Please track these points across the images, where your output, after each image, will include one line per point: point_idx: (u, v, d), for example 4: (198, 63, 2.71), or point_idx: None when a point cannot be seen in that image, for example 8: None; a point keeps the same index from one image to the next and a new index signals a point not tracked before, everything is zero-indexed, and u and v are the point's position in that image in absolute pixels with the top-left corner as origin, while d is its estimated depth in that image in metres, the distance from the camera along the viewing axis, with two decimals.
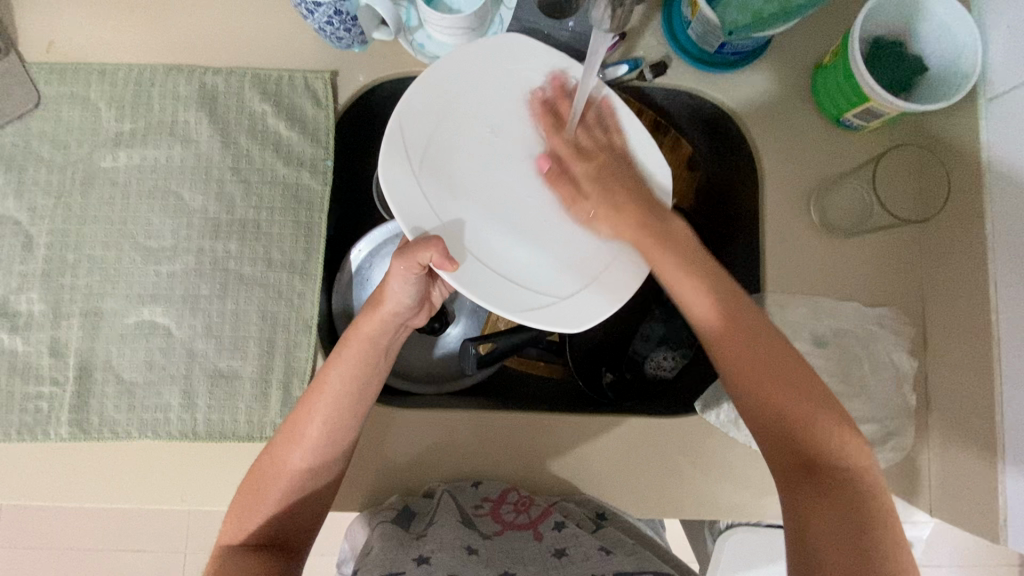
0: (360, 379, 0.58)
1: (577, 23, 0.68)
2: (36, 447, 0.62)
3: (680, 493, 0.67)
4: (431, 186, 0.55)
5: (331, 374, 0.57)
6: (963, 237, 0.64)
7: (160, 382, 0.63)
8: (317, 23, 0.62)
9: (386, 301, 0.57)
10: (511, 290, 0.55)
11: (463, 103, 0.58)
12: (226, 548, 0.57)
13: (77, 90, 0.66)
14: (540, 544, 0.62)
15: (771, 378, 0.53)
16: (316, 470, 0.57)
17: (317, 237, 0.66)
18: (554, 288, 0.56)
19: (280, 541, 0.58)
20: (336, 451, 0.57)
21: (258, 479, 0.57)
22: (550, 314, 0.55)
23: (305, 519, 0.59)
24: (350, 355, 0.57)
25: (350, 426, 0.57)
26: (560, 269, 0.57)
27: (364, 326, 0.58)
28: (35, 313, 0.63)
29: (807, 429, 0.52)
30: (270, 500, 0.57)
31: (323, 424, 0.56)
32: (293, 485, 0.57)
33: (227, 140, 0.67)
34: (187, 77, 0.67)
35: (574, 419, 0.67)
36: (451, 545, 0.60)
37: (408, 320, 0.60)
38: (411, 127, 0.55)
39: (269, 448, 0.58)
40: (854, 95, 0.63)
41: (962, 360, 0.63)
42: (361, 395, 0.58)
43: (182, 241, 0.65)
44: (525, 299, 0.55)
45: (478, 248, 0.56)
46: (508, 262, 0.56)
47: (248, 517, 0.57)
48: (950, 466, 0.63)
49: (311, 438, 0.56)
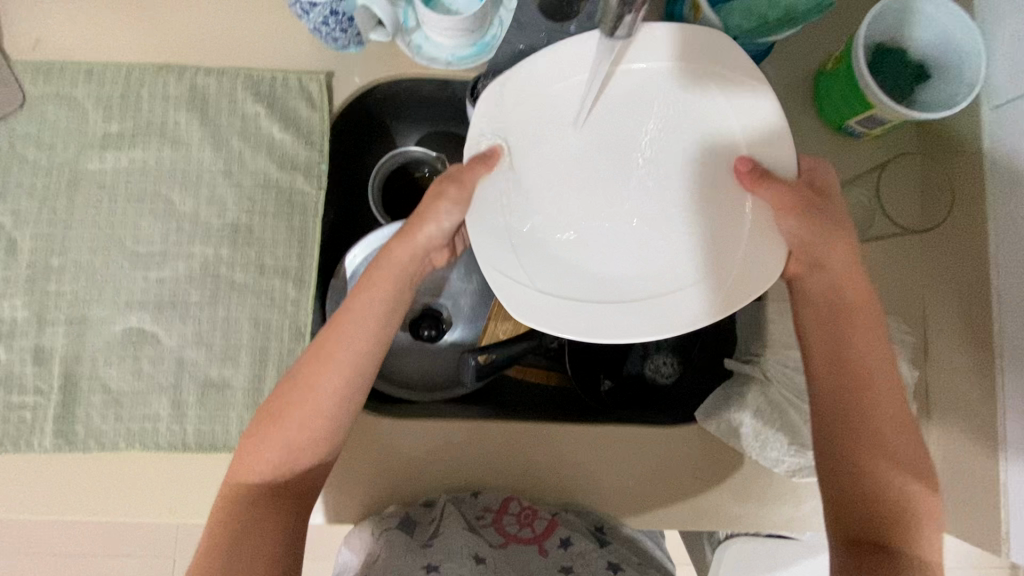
0: (393, 301, 0.57)
1: (579, 27, 0.62)
2: (20, 459, 0.60)
3: (682, 504, 0.66)
4: (514, 216, 0.55)
5: (363, 296, 0.56)
6: (966, 245, 0.63)
7: (148, 392, 0.61)
8: (312, 23, 0.60)
9: (421, 228, 0.57)
10: (594, 309, 0.53)
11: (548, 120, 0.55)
12: (234, 492, 0.54)
13: (63, 90, 0.64)
14: (545, 558, 0.64)
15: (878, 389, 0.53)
16: (336, 414, 0.55)
17: (311, 242, 0.65)
18: (630, 301, 0.54)
19: (291, 487, 0.55)
20: (363, 379, 0.56)
21: (276, 408, 0.55)
22: (639, 326, 0.52)
23: (314, 467, 0.56)
24: (382, 280, 0.57)
25: (377, 355, 0.57)
26: (650, 276, 0.54)
27: (397, 249, 0.57)
28: (18, 320, 0.61)
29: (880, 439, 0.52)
30: (292, 436, 0.54)
31: (358, 351, 0.55)
32: (318, 420, 0.55)
33: (219, 142, 0.65)
34: (177, 77, 0.65)
35: (574, 429, 0.66)
36: (459, 554, 0.61)
37: (433, 253, 0.61)
38: (495, 149, 0.54)
39: (292, 373, 0.56)
40: (858, 102, 0.62)
41: (966, 371, 0.62)
42: (391, 319, 0.57)
43: (172, 247, 0.63)
44: (613, 316, 0.53)
45: (560, 266, 0.55)
46: (598, 277, 0.55)
47: (265, 452, 0.54)
48: (953, 476, 0.63)
49: (345, 365, 0.55)
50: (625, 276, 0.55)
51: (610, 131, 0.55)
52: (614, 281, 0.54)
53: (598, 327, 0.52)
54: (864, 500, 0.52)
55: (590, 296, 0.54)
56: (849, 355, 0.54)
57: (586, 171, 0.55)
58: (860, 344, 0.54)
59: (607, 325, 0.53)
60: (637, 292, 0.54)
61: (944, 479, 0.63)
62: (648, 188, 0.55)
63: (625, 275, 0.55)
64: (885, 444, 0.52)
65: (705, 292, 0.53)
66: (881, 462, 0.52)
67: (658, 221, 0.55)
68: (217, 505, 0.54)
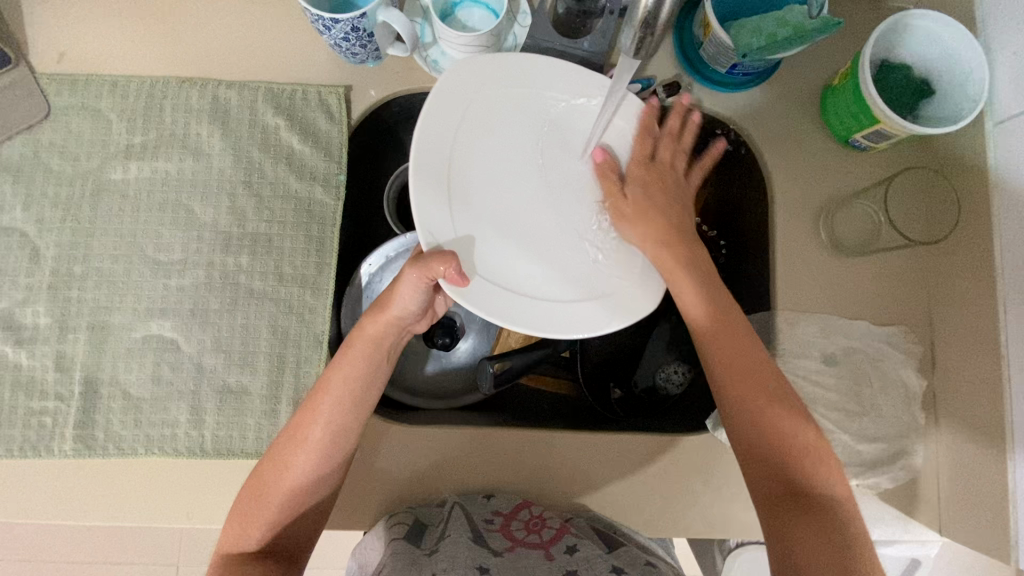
0: (365, 378, 0.58)
1: (593, 44, 0.64)
2: (39, 464, 0.61)
3: (693, 513, 0.66)
4: (458, 197, 0.54)
5: (333, 378, 0.57)
6: (971, 256, 0.64)
7: (168, 398, 0.62)
8: (333, 39, 0.62)
9: (393, 305, 0.56)
10: (537, 308, 0.53)
11: (499, 120, 0.57)
12: (227, 559, 0.55)
13: (88, 102, 0.66)
14: (551, 564, 0.58)
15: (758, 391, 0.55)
16: (316, 480, 0.56)
17: (329, 251, 0.66)
18: (552, 298, 0.54)
19: (281, 552, 0.57)
20: (338, 452, 0.57)
21: (257, 485, 0.56)
22: (580, 326, 0.54)
23: (303, 528, 0.58)
24: (355, 355, 0.58)
25: (352, 430, 0.57)
26: (582, 279, 0.56)
27: (369, 331, 0.58)
28: (41, 326, 0.62)
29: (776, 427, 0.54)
30: (273, 505, 0.56)
31: (327, 425, 0.56)
32: (299, 492, 0.56)
33: (239, 154, 0.66)
34: (200, 89, 0.67)
35: (587, 437, 0.67)
36: (464, 564, 0.56)
37: (410, 326, 0.60)
38: (432, 148, 0.53)
39: (271, 453, 0.57)
40: (864, 116, 0.64)
41: (971, 380, 0.63)
42: (362, 399, 0.58)
43: (192, 255, 0.64)
44: (556, 316, 0.54)
45: (503, 270, 0.54)
46: (535, 281, 0.55)
47: (252, 523, 0.56)
48: (960, 484, 0.63)
49: (316, 440, 0.56)
50: (549, 273, 0.55)
51: (550, 147, 0.58)
52: (539, 276, 0.55)
53: (544, 324, 0.53)
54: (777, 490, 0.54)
55: (532, 296, 0.54)
56: (728, 361, 0.56)
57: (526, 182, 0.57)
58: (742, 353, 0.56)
59: (552, 323, 0.53)
60: (559, 291, 0.55)
61: (952, 487, 0.64)
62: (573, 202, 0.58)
63: (549, 273, 0.55)
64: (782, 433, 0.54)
65: (629, 294, 0.56)
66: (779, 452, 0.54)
67: (580, 228, 0.58)
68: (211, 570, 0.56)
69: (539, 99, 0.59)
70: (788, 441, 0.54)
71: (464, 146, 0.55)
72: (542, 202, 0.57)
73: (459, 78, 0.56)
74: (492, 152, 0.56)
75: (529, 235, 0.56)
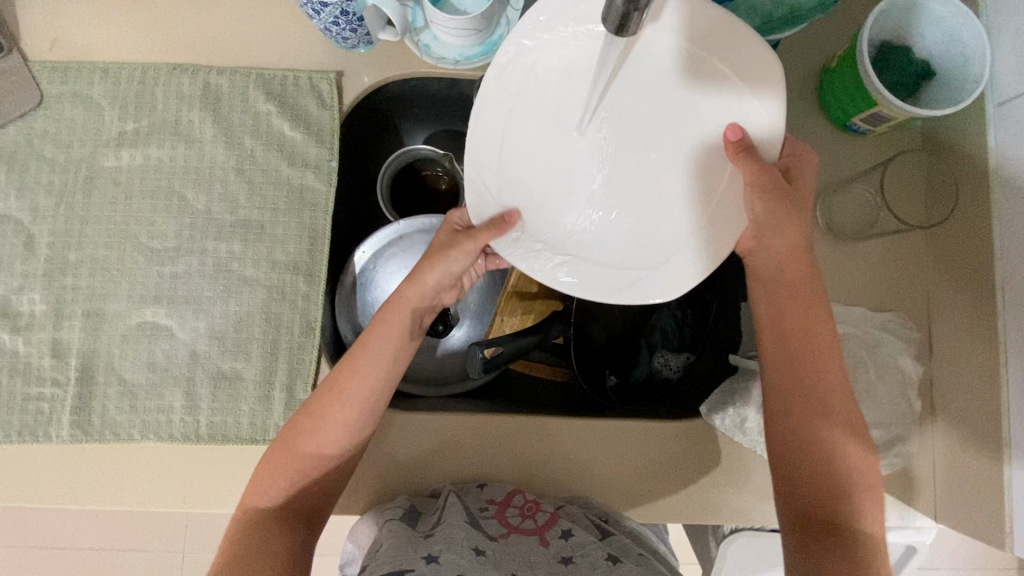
0: (396, 345, 0.58)
1: None
2: (37, 449, 0.62)
3: (686, 500, 0.66)
4: (511, 168, 0.54)
5: (371, 340, 0.58)
6: (973, 240, 0.63)
7: (163, 383, 0.62)
8: (322, 23, 0.61)
9: (431, 272, 0.58)
10: (595, 271, 0.53)
11: (568, 63, 0.53)
12: (252, 514, 0.56)
13: (80, 89, 0.66)
14: (546, 549, 0.61)
15: (812, 392, 0.55)
16: (345, 438, 0.57)
17: (321, 238, 0.66)
18: (621, 267, 0.54)
19: (299, 510, 0.57)
20: (370, 417, 0.58)
21: (291, 439, 0.57)
22: (640, 287, 0.53)
23: (327, 486, 0.58)
24: (390, 320, 0.58)
25: (388, 386, 0.58)
26: (651, 240, 0.54)
27: (408, 293, 0.58)
28: (36, 313, 0.63)
29: (827, 453, 0.54)
30: (300, 462, 0.56)
31: (363, 384, 0.57)
32: (324, 450, 0.56)
33: (232, 140, 0.66)
34: (191, 76, 0.66)
35: (578, 423, 0.67)
36: (460, 545, 0.58)
37: (443, 294, 0.61)
38: (493, 115, 0.53)
39: (304, 410, 0.58)
40: (861, 98, 0.62)
41: (971, 366, 0.62)
42: (399, 358, 0.59)
43: (185, 242, 0.64)
44: (612, 278, 0.53)
45: (561, 233, 0.54)
46: (597, 243, 0.54)
47: (276, 481, 0.56)
48: (956, 472, 0.63)
49: (353, 400, 0.57)
50: (618, 237, 0.54)
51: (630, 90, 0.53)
52: (598, 237, 0.54)
53: (601, 284, 0.53)
54: (792, 472, 0.55)
55: (591, 258, 0.54)
56: (793, 341, 0.56)
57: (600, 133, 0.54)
58: (811, 337, 0.55)
59: (610, 284, 0.53)
60: (630, 259, 0.54)
61: (948, 473, 0.63)
62: (636, 151, 0.54)
63: (610, 231, 0.54)
64: (819, 436, 0.54)
65: (698, 255, 0.53)
66: (826, 479, 0.54)
67: (649, 185, 0.54)
68: (229, 527, 0.56)
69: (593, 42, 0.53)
70: (834, 449, 0.54)
71: (527, 105, 0.54)
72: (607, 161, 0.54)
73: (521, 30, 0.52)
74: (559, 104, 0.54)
75: (591, 189, 0.54)
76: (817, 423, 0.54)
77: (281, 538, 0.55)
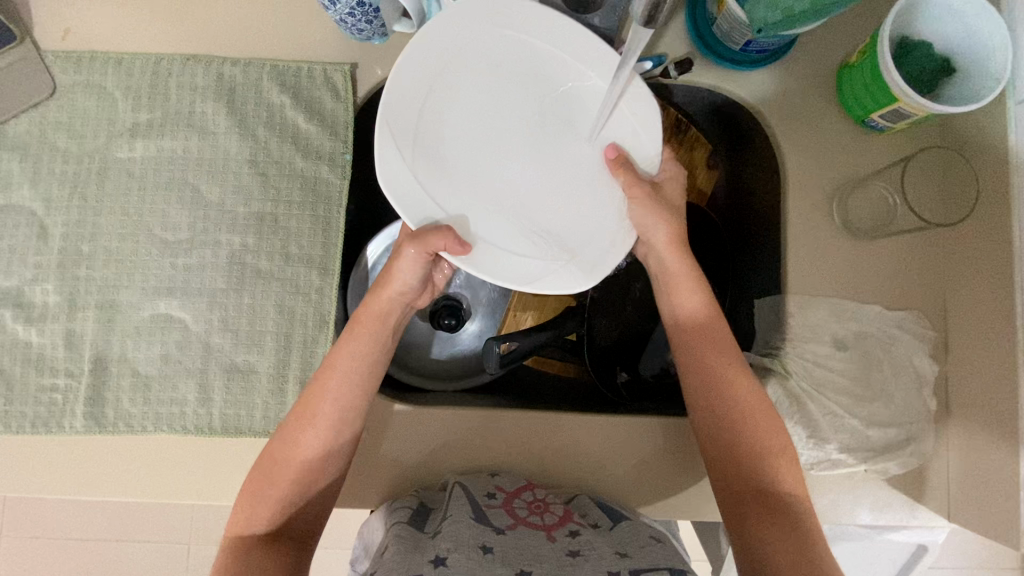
0: (369, 355, 0.59)
1: (602, 19, 0.64)
2: (51, 439, 0.62)
3: (698, 496, 0.66)
4: (424, 152, 0.55)
5: (341, 354, 0.58)
6: (993, 237, 0.62)
7: (176, 376, 0.62)
8: (338, 14, 0.60)
9: (395, 279, 0.59)
10: (497, 259, 0.55)
11: (481, 65, 0.57)
12: (242, 540, 0.54)
13: (94, 79, 0.65)
14: (554, 545, 0.58)
15: (726, 376, 0.59)
16: (327, 454, 0.57)
17: (335, 231, 0.66)
18: (521, 256, 0.55)
19: (291, 532, 0.56)
20: (347, 430, 0.58)
21: (271, 463, 0.57)
22: (539, 280, 0.55)
23: (315, 507, 0.58)
24: (361, 331, 0.60)
25: (363, 403, 0.58)
26: (548, 235, 0.56)
27: (372, 305, 0.60)
28: (50, 304, 0.63)
29: (744, 430, 0.58)
30: (284, 483, 0.56)
31: (335, 399, 0.57)
32: (308, 468, 0.56)
33: (245, 132, 0.66)
34: (204, 67, 0.66)
35: (589, 419, 0.67)
36: (466, 544, 0.55)
37: (411, 299, 0.63)
38: (405, 97, 0.55)
39: (281, 431, 0.57)
40: (882, 94, 0.62)
41: (987, 365, 0.62)
42: (371, 374, 0.59)
43: (199, 234, 0.64)
44: (510, 267, 0.55)
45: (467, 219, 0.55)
46: (498, 230, 0.55)
47: (263, 503, 0.56)
48: (970, 471, 0.63)
49: (326, 418, 0.56)
50: (519, 227, 0.56)
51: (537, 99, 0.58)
52: (498, 227, 0.55)
53: (500, 273, 0.54)
54: (718, 453, 0.59)
55: (494, 245, 0.55)
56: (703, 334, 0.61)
57: (506, 132, 0.57)
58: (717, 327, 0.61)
59: (508, 274, 0.55)
60: (531, 248, 0.55)
61: (962, 472, 0.63)
62: (538, 148, 0.57)
63: (509, 221, 0.56)
64: (738, 414, 0.58)
65: (589, 252, 0.56)
66: (747, 458, 0.58)
67: (546, 179, 0.57)
68: (217, 557, 0.55)
69: (528, 54, 0.58)
70: (750, 426, 0.58)
71: (439, 95, 0.56)
72: (518, 161, 0.57)
73: (439, 27, 0.56)
74: (469, 101, 0.57)
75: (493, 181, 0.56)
76: (733, 402, 0.59)
77: (270, 562, 0.54)
